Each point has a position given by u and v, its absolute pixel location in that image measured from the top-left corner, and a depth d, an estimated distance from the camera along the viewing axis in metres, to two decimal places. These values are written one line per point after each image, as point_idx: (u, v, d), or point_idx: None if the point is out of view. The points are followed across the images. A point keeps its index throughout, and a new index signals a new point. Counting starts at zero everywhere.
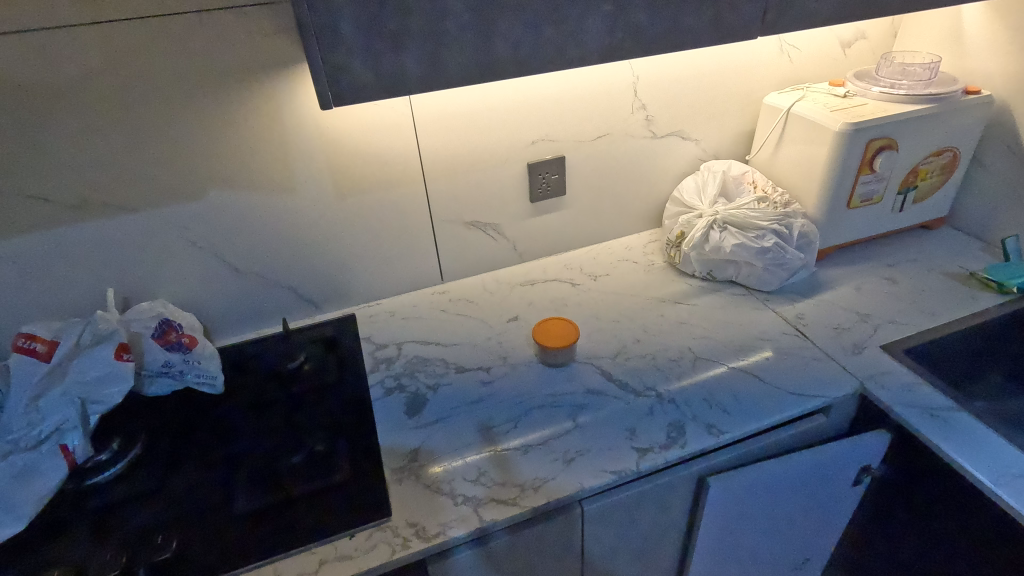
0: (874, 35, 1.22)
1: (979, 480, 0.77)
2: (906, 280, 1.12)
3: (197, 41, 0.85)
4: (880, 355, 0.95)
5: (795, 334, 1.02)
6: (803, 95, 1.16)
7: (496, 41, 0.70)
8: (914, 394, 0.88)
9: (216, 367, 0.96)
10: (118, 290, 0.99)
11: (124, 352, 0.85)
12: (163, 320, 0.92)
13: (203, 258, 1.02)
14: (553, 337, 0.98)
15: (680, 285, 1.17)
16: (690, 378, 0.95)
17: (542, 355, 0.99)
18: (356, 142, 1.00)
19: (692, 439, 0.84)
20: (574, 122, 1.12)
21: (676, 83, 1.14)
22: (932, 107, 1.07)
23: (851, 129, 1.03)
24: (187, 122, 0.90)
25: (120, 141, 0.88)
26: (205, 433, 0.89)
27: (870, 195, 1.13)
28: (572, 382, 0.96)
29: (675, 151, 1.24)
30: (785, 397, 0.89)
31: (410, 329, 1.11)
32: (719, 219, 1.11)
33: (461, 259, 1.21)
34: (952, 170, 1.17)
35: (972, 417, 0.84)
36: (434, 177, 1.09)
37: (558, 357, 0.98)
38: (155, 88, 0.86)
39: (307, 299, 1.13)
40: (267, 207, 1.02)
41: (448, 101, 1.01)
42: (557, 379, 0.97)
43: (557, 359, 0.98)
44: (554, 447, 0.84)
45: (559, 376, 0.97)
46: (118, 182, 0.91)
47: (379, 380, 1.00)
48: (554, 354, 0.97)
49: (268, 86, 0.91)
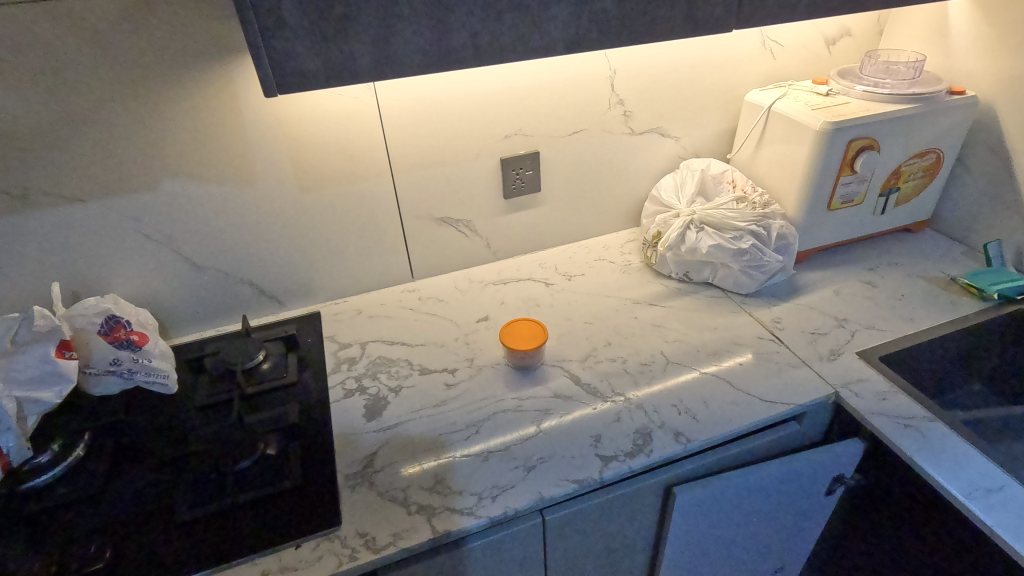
0: (859, 32, 1.20)
1: (951, 494, 0.74)
2: (886, 284, 1.09)
3: (147, 22, 0.80)
4: (857, 362, 0.93)
5: (770, 339, 0.99)
6: (785, 92, 1.13)
7: (453, 28, 0.66)
8: (888, 403, 0.86)
9: (167, 365, 0.92)
10: (66, 284, 0.95)
11: (66, 350, 0.83)
12: (111, 315, 0.88)
13: (158, 252, 0.98)
14: (520, 339, 0.95)
15: (656, 286, 1.14)
16: (660, 383, 0.92)
17: (509, 359, 0.95)
18: (319, 133, 0.96)
19: (658, 447, 0.81)
20: (549, 117, 1.08)
21: (656, 78, 1.11)
22: (915, 106, 1.04)
23: (831, 128, 1.00)
24: (138, 109, 0.86)
25: (65, 127, 0.84)
26: (153, 435, 0.86)
27: (851, 196, 1.10)
28: (538, 386, 0.92)
29: (654, 148, 1.20)
30: (756, 405, 0.86)
31: (376, 329, 1.08)
32: (696, 218, 1.07)
33: (432, 257, 1.18)
34: (935, 173, 1.14)
35: (947, 427, 0.81)
36: (402, 171, 1.05)
37: (525, 359, 0.94)
38: (103, 72, 0.82)
39: (270, 295, 1.10)
40: (226, 200, 0.98)
41: (416, 92, 0.97)
42: (525, 383, 0.94)
43: (524, 364, 0.94)
44: (515, 453, 0.81)
45: (526, 381, 0.94)
46: (63, 171, 0.87)
47: (340, 381, 0.96)
48: (522, 358, 0.94)
49: (225, 72, 0.87)
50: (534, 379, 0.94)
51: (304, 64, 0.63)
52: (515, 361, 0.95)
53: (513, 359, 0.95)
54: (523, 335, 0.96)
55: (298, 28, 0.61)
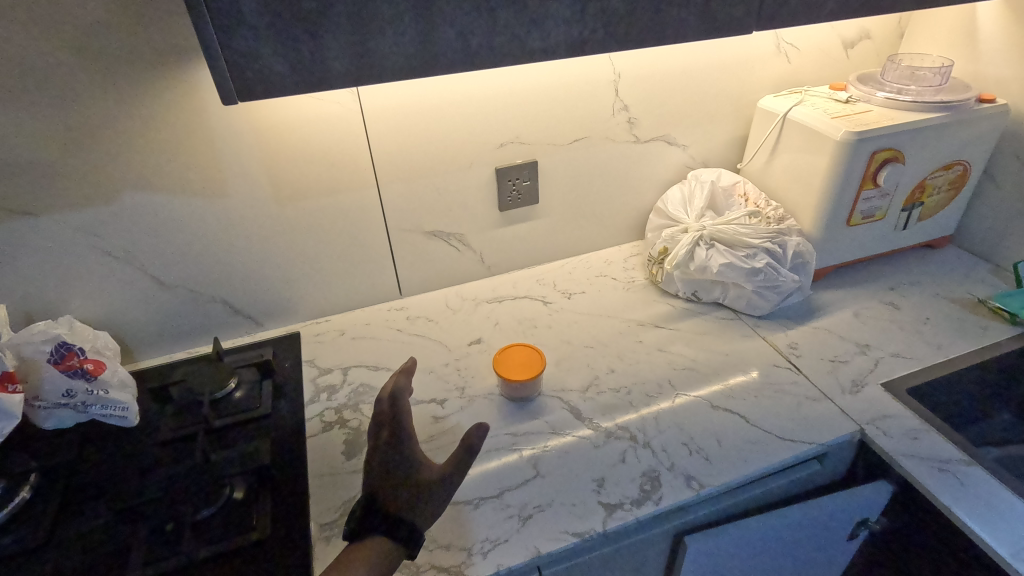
0: (878, 35, 1.12)
1: (995, 552, 0.66)
2: (909, 306, 1.02)
3: (99, 18, 0.72)
4: (883, 394, 0.85)
5: (787, 367, 0.91)
6: (801, 99, 1.05)
7: (440, 26, 0.58)
8: (920, 443, 0.78)
9: (128, 395, 0.84)
10: (16, 305, 0.86)
11: (9, 381, 0.74)
12: (63, 343, 0.80)
13: (119, 269, 0.89)
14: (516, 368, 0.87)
15: (662, 306, 1.06)
16: (668, 417, 0.84)
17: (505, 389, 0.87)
18: (296, 141, 0.88)
19: (668, 494, 0.73)
20: (548, 124, 1.00)
21: (663, 82, 1.03)
22: (942, 115, 0.96)
23: (854, 138, 0.92)
24: (92, 114, 0.77)
25: (10, 134, 0.75)
26: (108, 475, 0.77)
27: (872, 211, 1.02)
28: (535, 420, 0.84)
29: (660, 157, 1.12)
30: (775, 444, 0.79)
31: (360, 352, 0.99)
32: (706, 234, 1.00)
33: (421, 272, 1.10)
34: (961, 186, 1.07)
35: (987, 472, 0.73)
36: (389, 182, 0.97)
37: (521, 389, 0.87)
38: (50, 73, 0.73)
39: (245, 315, 1.01)
40: (194, 214, 0.89)
41: (403, 96, 0.89)
42: (522, 416, 0.85)
43: (523, 393, 0.86)
44: (509, 500, 0.73)
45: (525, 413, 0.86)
46: (9, 183, 0.78)
47: (318, 413, 0.88)
48: (519, 387, 0.86)
49: (190, 74, 0.79)
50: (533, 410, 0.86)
51: (268, 67, 0.55)
52: (512, 391, 0.87)
53: (509, 388, 0.87)
54: (519, 363, 0.88)
55: (259, 25, 0.53)
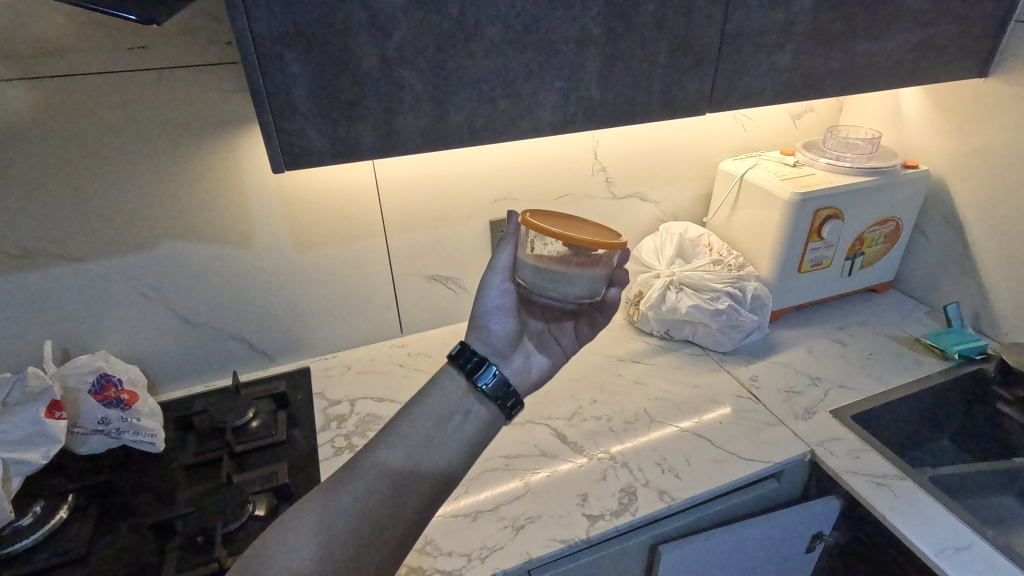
0: (822, 108, 1.29)
1: (921, 551, 0.77)
2: (855, 343, 1.15)
3: (157, 99, 0.84)
4: (831, 420, 0.97)
5: (748, 397, 1.03)
6: (756, 162, 1.21)
7: (451, 114, 0.72)
8: (861, 461, 0.90)
9: (156, 424, 0.93)
10: (56, 341, 0.95)
11: (132, 398, 0.92)
12: (101, 375, 0.90)
13: (152, 309, 0.99)
14: (452, 407, 0.68)
15: (639, 344, 1.18)
16: (643, 439, 0.95)
17: (435, 424, 0.66)
18: (316, 197, 1.00)
19: (643, 506, 0.83)
20: (537, 183, 1.14)
21: (636, 149, 1.18)
22: (874, 179, 1.12)
23: (798, 198, 1.07)
24: (142, 176, 0.89)
25: (71, 188, 0.86)
26: (140, 494, 0.86)
27: (819, 260, 1.17)
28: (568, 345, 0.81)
29: (635, 211, 1.27)
30: (737, 462, 0.90)
31: (366, 385, 1.09)
32: (676, 279, 1.14)
33: (421, 313, 1.21)
34: (896, 238, 1.22)
35: (917, 484, 0.85)
36: (396, 232, 1.08)
37: (457, 430, 0.67)
38: (110, 135, 0.84)
39: (261, 350, 1.11)
40: (221, 259, 0.99)
41: (409, 161, 1.02)
42: (566, 293, 0.73)
43: (597, 261, 0.70)
44: (504, 513, 0.83)
45: (580, 289, 0.73)
46: (67, 233, 0.88)
47: (329, 439, 0.97)
48: (601, 257, 0.70)
49: (226, 141, 0.90)
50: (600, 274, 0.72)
51: None
52: (551, 272, 0.71)
53: (441, 425, 0.67)
54: (445, 416, 0.67)
55: None
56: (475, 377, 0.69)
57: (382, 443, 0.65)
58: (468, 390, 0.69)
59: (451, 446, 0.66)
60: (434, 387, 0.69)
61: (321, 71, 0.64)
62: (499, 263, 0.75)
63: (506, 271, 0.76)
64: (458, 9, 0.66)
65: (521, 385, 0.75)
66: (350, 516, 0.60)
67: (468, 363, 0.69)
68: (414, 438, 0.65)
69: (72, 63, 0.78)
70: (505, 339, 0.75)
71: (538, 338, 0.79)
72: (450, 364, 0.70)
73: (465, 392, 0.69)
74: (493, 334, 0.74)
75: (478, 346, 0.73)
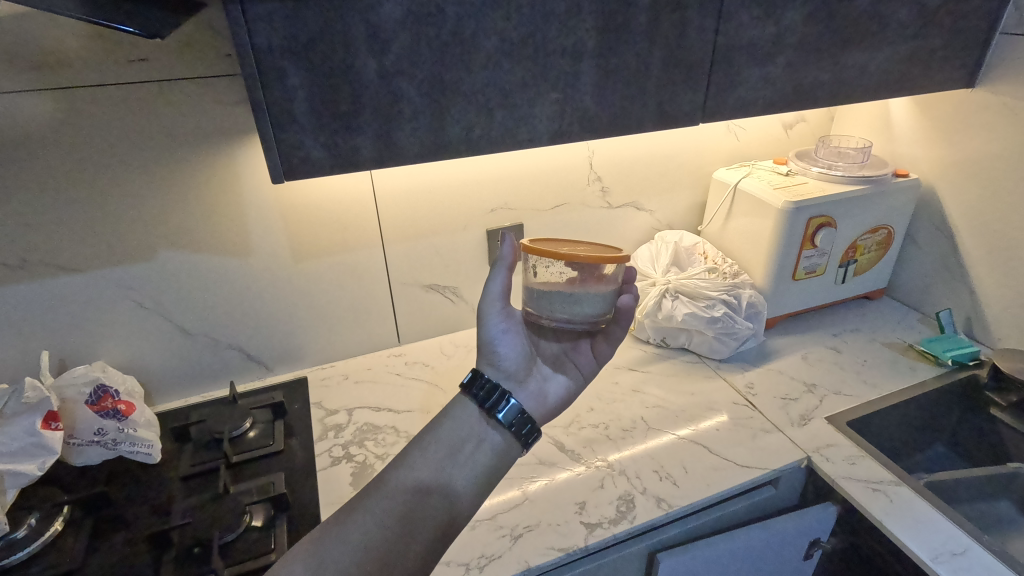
0: (813, 118, 1.31)
1: (918, 557, 0.78)
2: (849, 349, 1.16)
3: (157, 111, 0.85)
4: (826, 426, 0.97)
5: (744, 404, 1.03)
6: (749, 171, 1.22)
7: (448, 124, 0.73)
8: (857, 467, 0.90)
9: (153, 435, 0.93)
10: (53, 351, 0.95)
11: (129, 408, 0.91)
12: (98, 385, 0.89)
13: (149, 319, 0.99)
14: (465, 437, 0.70)
15: (635, 352, 1.19)
16: (640, 447, 0.95)
17: (447, 453, 0.68)
18: (313, 207, 1.00)
19: (641, 514, 0.83)
20: (533, 193, 1.15)
21: (631, 158, 1.19)
22: (867, 188, 1.13)
23: (792, 207, 1.08)
24: (140, 186, 0.89)
25: (71, 199, 0.86)
26: (135, 506, 0.86)
27: (813, 268, 1.18)
28: (583, 363, 0.81)
29: (630, 220, 1.28)
30: (734, 469, 0.90)
31: (363, 395, 1.09)
32: (671, 287, 1.14)
33: (418, 322, 1.21)
34: (889, 246, 1.24)
35: (913, 490, 0.86)
36: (393, 241, 1.09)
37: (470, 458, 0.69)
38: (109, 147, 0.85)
39: (258, 360, 1.11)
40: (219, 269, 0.99)
41: (407, 172, 1.03)
42: (576, 312, 0.76)
43: (603, 279, 0.74)
44: (502, 521, 0.83)
45: (589, 306, 0.75)
46: (66, 244, 0.89)
47: (327, 449, 0.97)
48: (606, 274, 0.73)
49: (225, 152, 0.91)
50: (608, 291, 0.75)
51: None
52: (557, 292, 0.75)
53: (454, 454, 0.69)
54: (458, 444, 0.70)
55: None
56: (489, 405, 0.71)
57: (394, 473, 0.66)
58: (481, 417, 0.71)
59: (464, 475, 0.68)
60: (447, 417, 0.71)
61: (321, 83, 0.65)
62: (493, 291, 0.73)
63: (501, 297, 0.74)
64: (455, 22, 0.67)
65: (538, 410, 0.76)
66: (362, 544, 0.61)
67: (481, 392, 0.71)
68: (425, 468, 0.67)
69: (72, 75, 0.79)
70: (516, 364, 0.75)
71: (552, 359, 0.81)
72: (461, 392, 0.73)
73: (478, 419, 0.71)
74: (504, 361, 0.75)
75: (490, 372, 0.74)
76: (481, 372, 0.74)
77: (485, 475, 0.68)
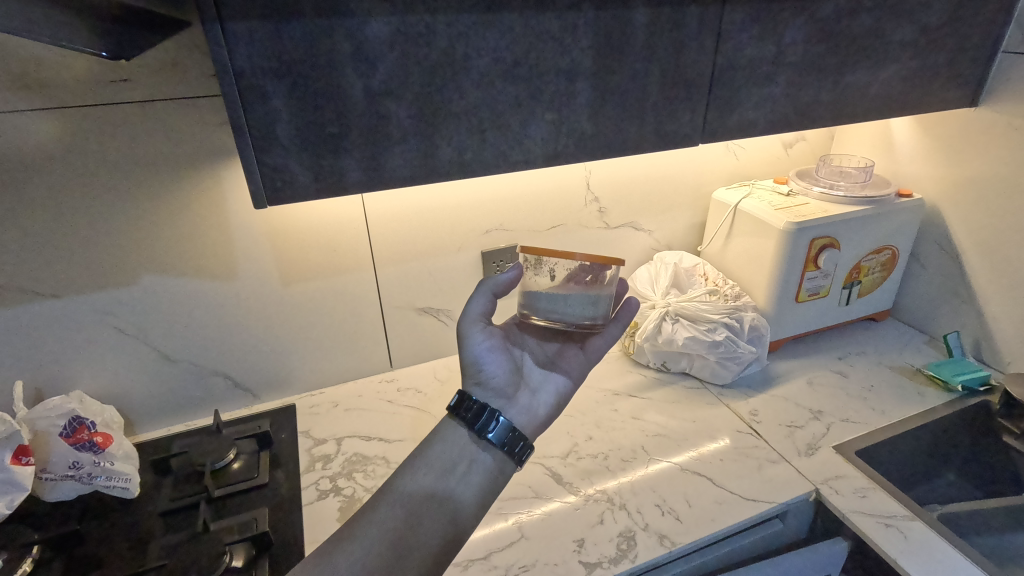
0: (813, 137, 1.29)
1: None
2: (855, 374, 1.13)
3: (141, 133, 0.82)
4: (834, 456, 0.94)
5: (749, 433, 0.99)
6: (750, 191, 1.20)
7: (439, 147, 0.70)
8: (869, 500, 0.86)
9: (131, 468, 0.89)
10: (28, 381, 0.91)
11: (106, 440, 0.88)
12: (74, 417, 0.86)
13: (130, 346, 0.95)
14: (456, 459, 0.67)
15: (635, 376, 1.15)
16: (641, 479, 0.91)
17: (439, 477, 0.66)
18: (303, 230, 0.97)
19: (643, 553, 0.79)
20: (530, 215, 1.13)
21: (629, 179, 1.17)
22: (871, 208, 1.11)
23: (794, 228, 1.05)
24: (122, 209, 0.86)
25: (49, 223, 0.83)
26: (109, 544, 0.81)
27: (817, 289, 1.15)
28: (572, 368, 0.78)
29: (629, 241, 1.25)
30: (740, 503, 0.86)
31: (353, 423, 1.05)
32: (672, 310, 1.11)
33: (411, 346, 1.18)
34: (893, 267, 1.21)
35: (927, 526, 0.82)
36: (385, 264, 1.06)
37: (463, 480, 0.66)
38: (89, 169, 0.82)
39: (245, 387, 1.07)
40: (204, 294, 0.96)
41: (399, 194, 1.00)
42: (569, 313, 0.77)
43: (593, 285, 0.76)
44: (497, 561, 0.79)
45: (577, 310, 0.77)
46: (44, 269, 0.85)
47: (313, 482, 0.92)
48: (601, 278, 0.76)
49: (211, 174, 0.89)
50: (601, 296, 0.77)
51: None
52: (553, 292, 0.76)
53: (445, 477, 0.66)
54: (449, 466, 0.67)
55: None
56: (479, 427, 0.68)
57: (382, 502, 0.64)
58: (471, 439, 0.69)
59: (458, 497, 0.65)
60: (437, 439, 0.69)
61: (306, 105, 0.62)
62: (474, 311, 0.71)
63: (481, 317, 0.71)
64: (445, 42, 0.65)
65: (528, 426, 0.73)
66: None
67: (470, 414, 0.68)
68: (413, 494, 0.64)
69: (51, 96, 0.77)
70: (502, 382, 0.72)
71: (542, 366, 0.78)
72: (448, 416, 0.70)
73: (468, 441, 0.69)
74: (490, 381, 0.71)
75: (478, 393, 0.71)
76: (468, 394, 0.71)
77: (479, 496, 0.66)
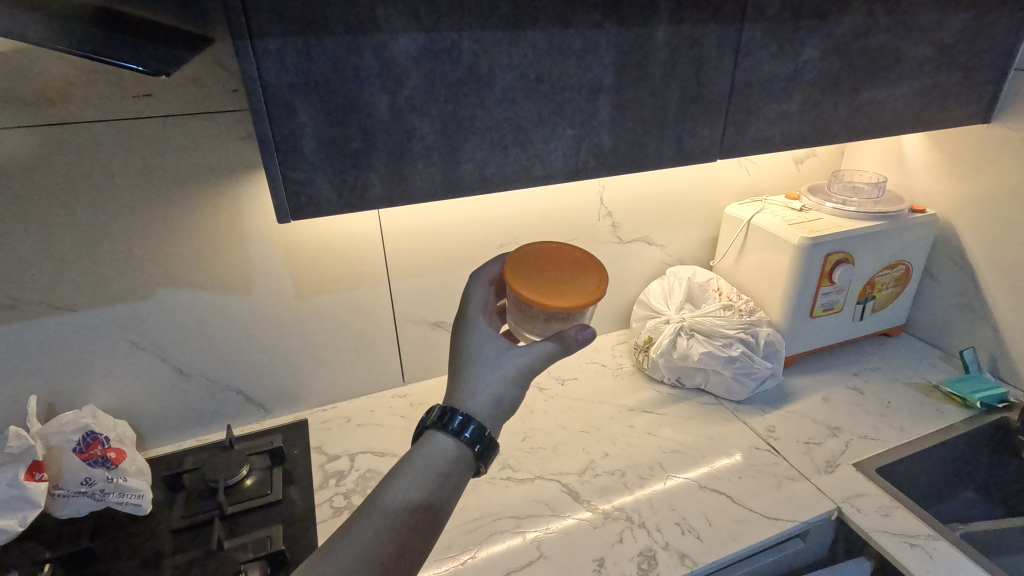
0: (824, 153, 1.30)
1: None
2: (872, 390, 1.12)
3: (161, 147, 0.83)
4: (855, 474, 0.92)
5: (767, 450, 0.98)
6: (762, 206, 1.20)
7: (462, 163, 0.70)
8: (892, 519, 0.85)
9: (145, 484, 0.88)
10: (42, 396, 0.91)
11: (118, 455, 0.87)
12: (88, 432, 0.85)
13: (144, 360, 0.95)
14: (442, 470, 0.62)
15: (649, 392, 1.14)
16: (659, 497, 0.90)
17: (425, 492, 0.60)
18: (318, 244, 0.97)
19: (664, 572, 0.78)
20: (544, 229, 1.13)
21: (642, 194, 1.17)
22: (885, 223, 1.11)
23: (808, 243, 1.05)
24: (140, 223, 0.86)
25: (67, 236, 0.83)
26: (121, 562, 0.80)
27: (830, 305, 1.15)
28: None
29: (642, 255, 1.25)
30: (761, 522, 0.84)
31: (366, 438, 1.04)
32: (686, 325, 1.11)
33: (423, 361, 1.17)
34: (906, 282, 1.21)
35: (952, 545, 0.80)
36: (399, 278, 1.06)
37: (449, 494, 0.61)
38: (107, 182, 0.82)
39: (257, 402, 1.06)
40: (219, 308, 0.96)
41: (414, 209, 1.00)
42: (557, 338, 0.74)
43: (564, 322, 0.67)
44: None
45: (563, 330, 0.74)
46: (60, 282, 0.85)
47: (327, 499, 0.91)
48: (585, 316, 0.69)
49: (229, 188, 0.89)
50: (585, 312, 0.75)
51: None
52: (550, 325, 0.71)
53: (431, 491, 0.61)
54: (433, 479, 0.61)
55: None
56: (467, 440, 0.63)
57: (365, 518, 0.58)
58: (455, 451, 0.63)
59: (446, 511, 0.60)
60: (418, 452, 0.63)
61: (332, 120, 0.63)
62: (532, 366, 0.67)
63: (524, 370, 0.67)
64: (470, 59, 0.65)
65: None
66: None
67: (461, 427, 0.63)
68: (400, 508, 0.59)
69: (74, 111, 0.77)
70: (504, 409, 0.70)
71: None
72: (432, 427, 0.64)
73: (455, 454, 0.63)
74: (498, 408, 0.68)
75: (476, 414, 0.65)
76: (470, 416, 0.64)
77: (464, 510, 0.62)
